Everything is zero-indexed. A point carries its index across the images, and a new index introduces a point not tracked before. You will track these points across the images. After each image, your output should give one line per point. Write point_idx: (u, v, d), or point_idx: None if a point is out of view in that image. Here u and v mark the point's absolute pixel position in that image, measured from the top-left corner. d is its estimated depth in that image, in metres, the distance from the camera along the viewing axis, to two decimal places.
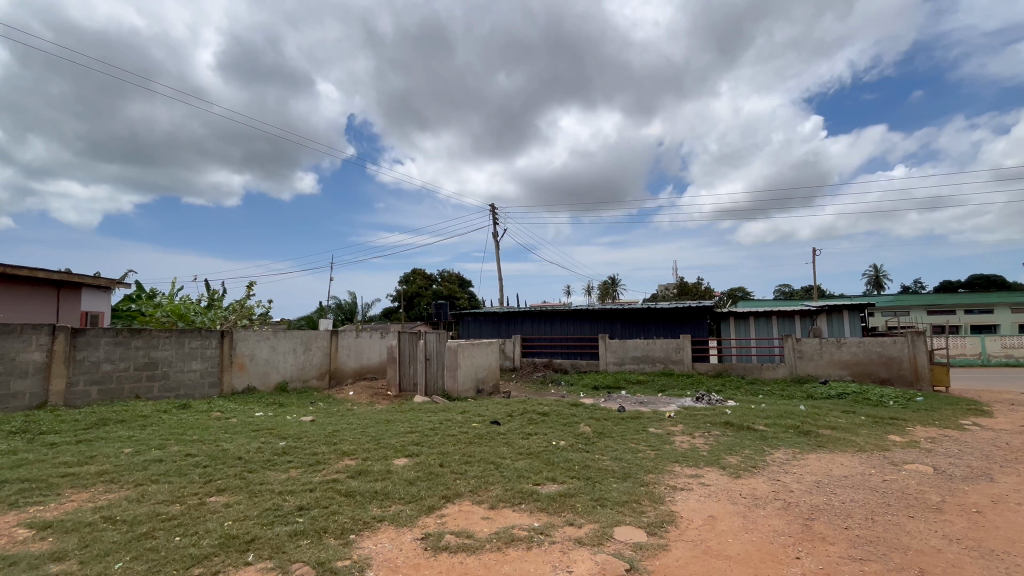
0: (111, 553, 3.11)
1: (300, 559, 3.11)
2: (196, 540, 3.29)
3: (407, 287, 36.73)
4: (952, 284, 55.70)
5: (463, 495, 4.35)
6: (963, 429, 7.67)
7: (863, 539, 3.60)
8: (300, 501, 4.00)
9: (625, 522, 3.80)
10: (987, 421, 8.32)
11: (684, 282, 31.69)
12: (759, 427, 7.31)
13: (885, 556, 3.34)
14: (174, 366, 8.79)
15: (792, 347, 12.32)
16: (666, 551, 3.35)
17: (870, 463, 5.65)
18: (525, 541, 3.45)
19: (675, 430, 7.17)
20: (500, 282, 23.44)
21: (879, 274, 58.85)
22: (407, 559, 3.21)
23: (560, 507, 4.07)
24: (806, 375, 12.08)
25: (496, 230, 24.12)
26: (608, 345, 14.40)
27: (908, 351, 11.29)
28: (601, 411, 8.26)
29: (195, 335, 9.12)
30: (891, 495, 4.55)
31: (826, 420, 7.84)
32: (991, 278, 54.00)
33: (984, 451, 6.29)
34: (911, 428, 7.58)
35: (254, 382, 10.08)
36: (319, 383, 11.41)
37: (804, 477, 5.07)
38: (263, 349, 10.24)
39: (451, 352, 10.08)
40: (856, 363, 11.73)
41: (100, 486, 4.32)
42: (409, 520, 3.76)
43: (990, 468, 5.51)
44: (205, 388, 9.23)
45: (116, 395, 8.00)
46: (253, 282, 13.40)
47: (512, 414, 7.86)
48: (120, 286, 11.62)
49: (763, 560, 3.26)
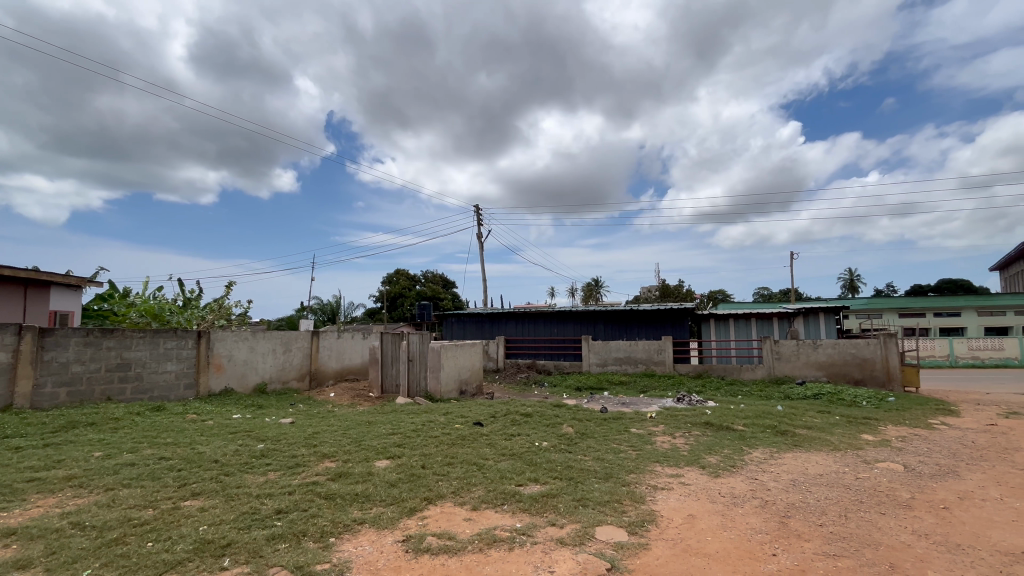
0: (79, 560, 3.01)
1: (278, 563, 3.06)
2: (170, 545, 3.21)
3: (391, 287, 36.42)
4: (923, 288, 57.57)
5: (445, 497, 4.32)
6: (931, 428, 7.93)
7: (837, 536, 3.68)
8: (277, 504, 3.93)
9: (607, 522, 3.83)
10: (954, 420, 8.63)
11: (666, 283, 33.21)
12: (737, 427, 7.44)
13: (858, 552, 3.43)
14: (148, 367, 8.56)
15: (771, 348, 12.55)
16: (647, 550, 3.38)
17: (845, 462, 5.80)
18: (508, 542, 3.45)
19: (656, 430, 7.24)
20: (484, 283, 23.65)
21: (853, 275, 60.34)
22: (389, 561, 3.18)
23: (542, 508, 4.08)
24: (783, 376, 12.33)
25: (480, 231, 24.20)
26: (592, 346, 14.46)
27: (881, 353, 11.63)
28: (585, 411, 8.31)
29: (170, 335, 8.90)
30: (863, 493, 4.68)
31: (801, 420, 8.03)
32: (959, 283, 55.84)
33: (950, 449, 6.52)
34: (883, 428, 7.78)
35: (232, 384, 9.86)
36: (298, 385, 11.18)
37: (780, 476, 5.18)
38: (242, 349, 10.01)
39: (434, 353, 10.03)
40: (832, 365, 12.02)
41: (68, 491, 4.19)
42: (390, 522, 3.73)
43: (956, 465, 5.72)
44: (181, 390, 9.00)
45: (86, 397, 7.76)
46: (233, 282, 13.21)
47: (496, 414, 7.86)
48: (93, 284, 11.33)
49: (741, 557, 3.32)
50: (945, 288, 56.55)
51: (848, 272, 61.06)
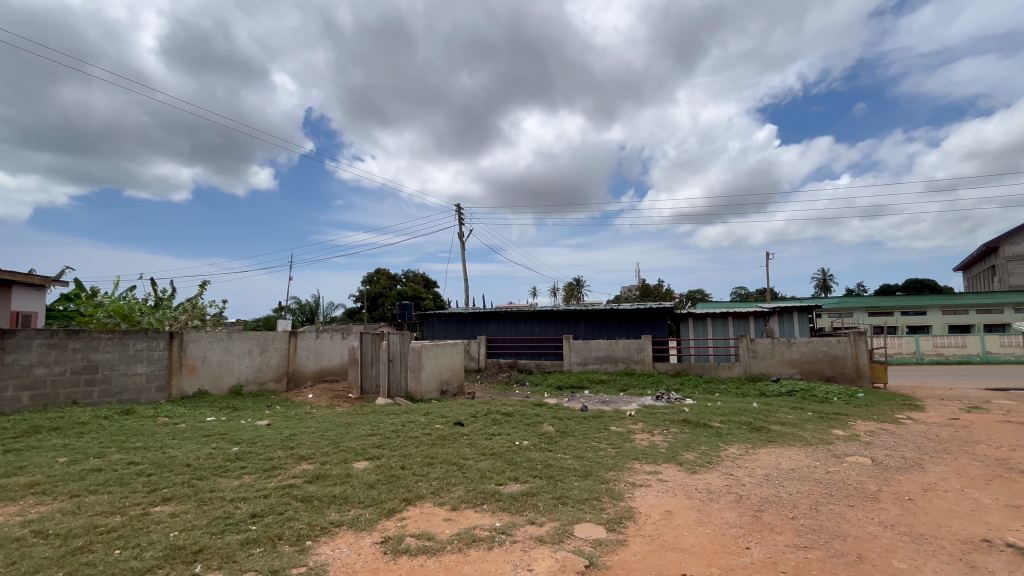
0: (42, 570, 2.91)
1: (252, 568, 3.01)
2: (138, 553, 3.12)
3: (371, 287, 36.02)
4: (891, 287, 59.51)
5: (424, 497, 4.30)
6: (898, 422, 8.21)
7: (807, 528, 3.79)
8: (252, 508, 3.85)
9: (585, 519, 3.87)
10: (920, 415, 8.95)
11: (646, 283, 33.64)
12: (714, 424, 7.58)
13: (827, 543, 3.53)
14: (117, 370, 8.30)
15: (747, 346, 12.82)
16: (625, 547, 3.43)
17: (816, 456, 5.97)
18: (487, 541, 3.45)
19: (635, 428, 7.34)
20: (465, 283, 23.60)
21: (825, 275, 62.09)
22: (367, 563, 3.15)
23: (522, 507, 4.10)
24: (759, 373, 12.61)
25: (462, 231, 24.13)
26: (572, 346, 14.54)
27: (851, 350, 12.00)
28: (565, 411, 8.36)
29: (140, 336, 8.63)
30: (833, 486, 4.82)
31: (775, 416, 8.24)
32: (925, 283, 57.87)
33: (915, 442, 6.77)
34: (853, 423, 8.04)
35: (206, 386, 9.61)
36: (275, 387, 10.96)
37: (755, 471, 5.31)
38: (216, 350, 9.77)
39: (415, 353, 9.96)
40: (805, 362, 12.34)
41: (31, 498, 4.03)
42: (369, 524, 3.69)
43: (921, 458, 5.94)
44: (152, 393, 8.74)
45: (50, 401, 7.49)
46: (207, 281, 12.91)
47: (476, 414, 7.85)
48: (58, 283, 10.92)
49: (716, 551, 3.38)
50: (912, 287, 58.63)
51: (821, 271, 62.78)
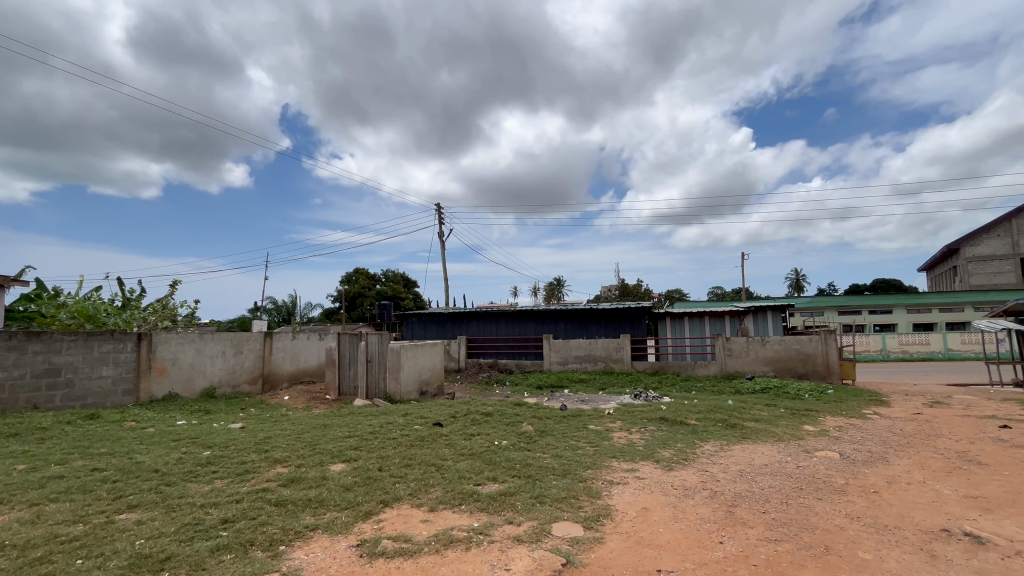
0: None
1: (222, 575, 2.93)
2: (101, 562, 3.01)
3: (350, 287, 35.51)
4: (859, 287, 61.50)
5: (401, 499, 4.26)
6: (865, 418, 8.49)
7: (778, 522, 3.89)
8: (223, 513, 3.75)
9: (563, 517, 3.89)
10: (886, 410, 9.27)
11: (626, 283, 33.98)
12: (690, 422, 7.71)
13: (797, 536, 3.64)
14: (80, 373, 8.00)
15: (723, 344, 13.08)
16: (601, 544, 3.46)
17: (788, 452, 6.13)
18: (464, 541, 3.44)
19: (613, 427, 7.41)
20: (445, 283, 23.47)
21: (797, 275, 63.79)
22: (342, 566, 3.11)
23: (499, 506, 4.10)
24: (734, 371, 12.87)
25: (442, 230, 23.98)
26: (552, 345, 14.60)
27: (822, 348, 12.37)
28: (545, 410, 8.38)
29: (106, 338, 8.33)
30: (803, 480, 4.96)
31: (750, 413, 8.42)
32: (892, 283, 59.97)
33: (881, 437, 7.01)
34: (823, 419, 8.27)
35: (177, 389, 9.34)
36: (250, 389, 10.70)
37: (729, 467, 5.42)
38: (187, 352, 9.50)
39: (393, 353, 9.86)
40: (778, 360, 12.65)
41: None
42: (344, 527, 3.64)
43: (886, 452, 6.15)
44: (119, 396, 8.45)
45: (8, 406, 7.17)
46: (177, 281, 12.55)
47: (456, 415, 7.81)
48: (18, 283, 10.47)
49: (690, 547, 3.44)
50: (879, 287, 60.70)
51: (794, 272, 64.48)
